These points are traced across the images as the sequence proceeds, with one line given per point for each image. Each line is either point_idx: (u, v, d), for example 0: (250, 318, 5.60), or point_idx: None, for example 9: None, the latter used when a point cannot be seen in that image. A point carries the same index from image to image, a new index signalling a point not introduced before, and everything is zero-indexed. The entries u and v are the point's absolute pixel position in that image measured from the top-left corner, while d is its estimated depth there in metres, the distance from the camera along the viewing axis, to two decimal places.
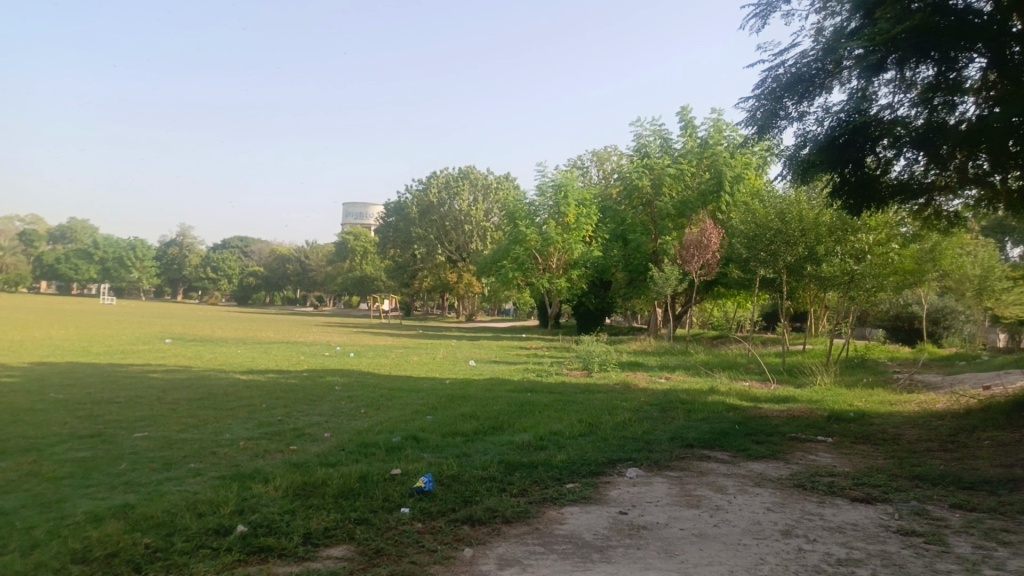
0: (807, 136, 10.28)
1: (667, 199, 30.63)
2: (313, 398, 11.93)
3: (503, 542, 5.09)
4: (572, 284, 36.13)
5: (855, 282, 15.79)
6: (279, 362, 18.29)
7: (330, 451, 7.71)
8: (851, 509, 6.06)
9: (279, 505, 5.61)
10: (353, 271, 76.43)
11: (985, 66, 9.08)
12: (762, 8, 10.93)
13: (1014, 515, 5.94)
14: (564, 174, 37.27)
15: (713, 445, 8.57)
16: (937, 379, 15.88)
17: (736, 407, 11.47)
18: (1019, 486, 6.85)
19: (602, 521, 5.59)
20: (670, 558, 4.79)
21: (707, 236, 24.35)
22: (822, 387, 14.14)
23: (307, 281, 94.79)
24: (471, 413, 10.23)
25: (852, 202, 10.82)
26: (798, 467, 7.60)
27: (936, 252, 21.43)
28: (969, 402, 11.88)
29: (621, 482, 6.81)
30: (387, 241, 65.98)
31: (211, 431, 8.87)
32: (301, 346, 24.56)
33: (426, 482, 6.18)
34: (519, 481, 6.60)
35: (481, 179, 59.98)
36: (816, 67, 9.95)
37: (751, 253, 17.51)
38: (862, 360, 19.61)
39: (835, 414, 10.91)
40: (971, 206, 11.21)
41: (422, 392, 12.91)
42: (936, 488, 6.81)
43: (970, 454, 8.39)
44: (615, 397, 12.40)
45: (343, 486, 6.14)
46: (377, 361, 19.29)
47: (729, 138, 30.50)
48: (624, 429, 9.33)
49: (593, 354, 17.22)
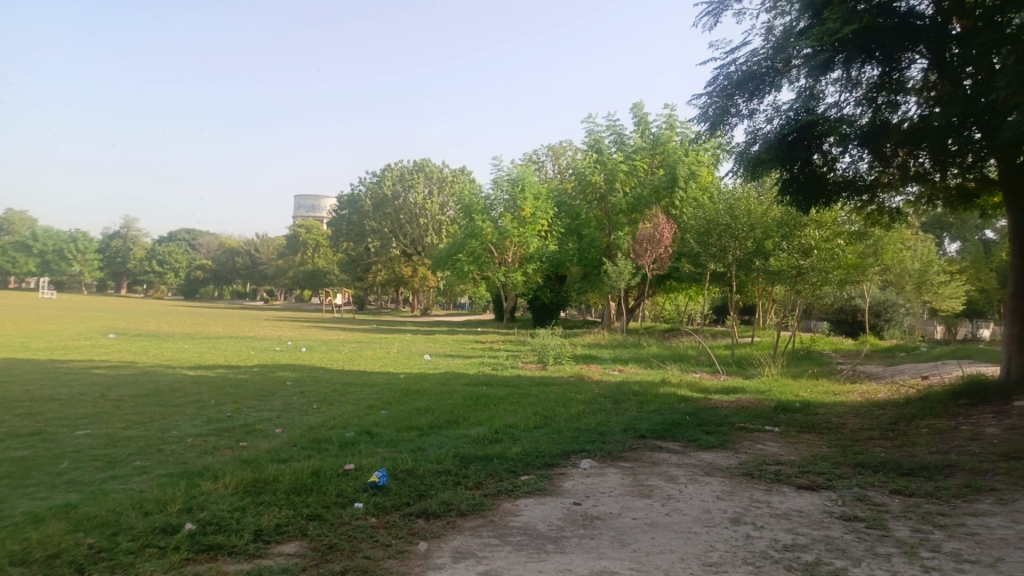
0: (757, 134, 10.45)
1: (620, 195, 30.97)
2: (264, 393, 11.77)
3: (458, 535, 5.09)
4: (528, 278, 36.28)
5: (802, 276, 16.08)
6: (228, 357, 17.93)
7: (282, 447, 7.60)
8: (796, 497, 6.24)
9: (229, 502, 5.51)
10: (305, 265, 74.95)
11: (926, 67, 9.45)
12: (714, 6, 11.12)
13: (949, 499, 6.20)
14: (520, 168, 37.21)
15: (665, 436, 8.72)
16: (878, 370, 16.50)
17: (688, 399, 11.68)
18: (954, 472, 7.15)
19: (556, 512, 5.64)
20: (623, 547, 4.86)
21: (661, 232, 24.67)
22: (770, 378, 14.61)
23: (258, 275, 93.02)
24: (426, 407, 10.21)
25: (801, 199, 11.02)
26: (746, 457, 7.78)
27: (878, 247, 22.18)
28: (910, 392, 12.32)
29: (576, 474, 6.88)
30: (339, 234, 65.20)
31: (157, 427, 8.65)
32: (252, 341, 24.04)
33: (381, 477, 6.14)
34: (474, 475, 6.61)
35: (436, 172, 59.75)
36: (766, 65, 10.17)
37: (702, 247, 17.85)
38: (808, 351, 20.24)
39: (782, 404, 11.17)
40: (912, 203, 11.61)
41: (375, 386, 12.85)
42: (877, 475, 7.06)
43: (910, 441, 8.72)
44: (569, 389, 12.54)
45: (295, 481, 6.07)
46: (329, 357, 19.09)
47: (681, 134, 31.07)
48: (578, 421, 9.41)
49: (549, 348, 17.37)
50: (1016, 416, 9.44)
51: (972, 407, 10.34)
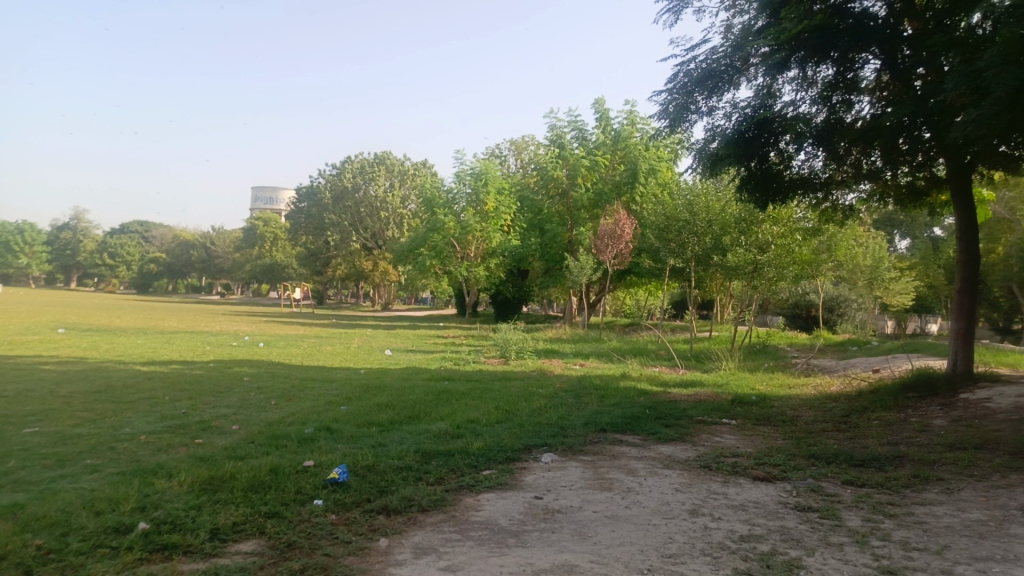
0: (715, 131, 10.59)
1: (581, 190, 31.14)
2: (220, 389, 11.54)
3: (419, 530, 5.07)
4: (490, 273, 36.24)
5: (758, 272, 16.38)
6: (182, 352, 17.53)
7: (238, 444, 7.47)
8: (752, 488, 6.36)
9: (184, 500, 5.39)
10: (262, 258, 73.64)
11: (879, 67, 9.67)
12: (674, 4, 11.22)
13: (899, 489, 6.39)
14: (483, 162, 37.10)
15: (625, 430, 8.80)
16: (832, 364, 16.92)
17: (648, 392, 11.81)
18: (903, 463, 7.37)
19: (517, 506, 5.65)
20: (583, 541, 4.89)
21: (622, 227, 24.88)
22: (727, 372, 14.87)
23: (214, 268, 91.28)
24: (387, 403, 10.13)
25: (757, 196, 11.20)
26: (704, 450, 7.90)
27: (832, 243, 22.72)
28: (861, 385, 12.67)
29: (537, 468, 6.90)
30: (299, 226, 64.40)
31: (108, 425, 8.42)
32: (208, 336, 23.52)
33: (340, 474, 6.08)
34: (436, 470, 6.58)
35: (397, 165, 59.26)
36: (725, 63, 10.32)
37: (662, 243, 18.08)
38: (764, 345, 20.66)
39: (739, 398, 11.37)
40: (864, 200, 11.91)
41: (335, 381, 12.72)
42: (830, 466, 7.24)
43: (861, 433, 8.96)
44: (531, 383, 12.59)
45: (252, 478, 5.97)
46: (288, 352, 18.81)
47: (642, 130, 31.33)
48: (539, 415, 9.46)
49: (511, 343, 17.38)
50: (961, 408, 9.78)
51: (920, 400, 10.68)
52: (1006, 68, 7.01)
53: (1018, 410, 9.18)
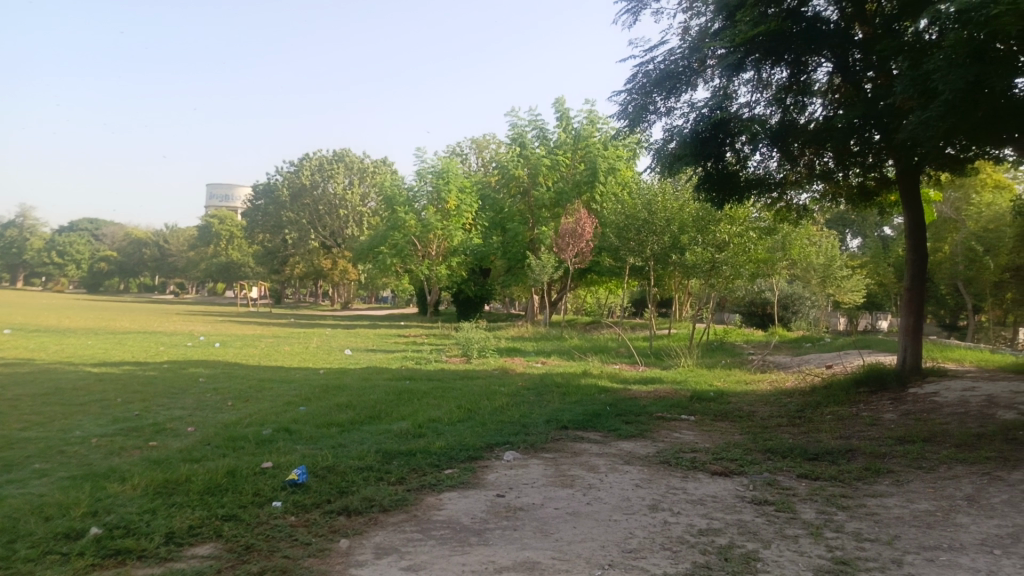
0: (673, 131, 10.72)
1: (543, 189, 31.26)
2: (175, 390, 11.29)
3: (381, 531, 5.04)
4: (452, 271, 36.12)
5: (716, 269, 16.54)
6: (135, 353, 17.08)
7: (194, 446, 7.32)
8: (710, 483, 6.47)
9: (138, 504, 5.26)
10: (217, 257, 72.23)
11: (831, 71, 9.91)
12: (633, 5, 11.33)
13: (851, 481, 6.57)
14: (444, 160, 36.98)
15: (587, 427, 8.86)
16: (786, 360, 17.30)
17: (608, 390, 11.91)
18: (855, 456, 7.57)
19: (479, 504, 5.65)
20: (546, 537, 4.92)
21: (583, 226, 25.00)
22: (685, 368, 15.08)
23: (168, 267, 89.31)
24: (347, 403, 10.03)
25: (714, 195, 11.37)
26: (663, 445, 8.01)
27: (786, 242, 23.21)
28: (814, 380, 12.99)
29: (499, 466, 6.91)
30: (255, 225, 63.38)
31: (58, 428, 8.16)
32: (162, 336, 22.97)
33: (299, 475, 6.00)
34: (397, 470, 6.55)
35: (356, 163, 58.68)
36: (683, 65, 10.46)
37: (621, 242, 18.32)
38: (721, 343, 21.05)
39: (697, 394, 11.55)
40: (817, 200, 12.21)
41: (294, 382, 12.54)
42: (785, 460, 7.40)
43: (815, 427, 9.18)
44: (493, 382, 12.61)
45: (209, 481, 5.85)
46: (245, 352, 18.48)
47: (602, 130, 31.57)
48: (502, 414, 9.47)
49: (473, 341, 17.37)
50: (910, 402, 10.09)
51: (871, 394, 10.99)
52: (952, 70, 7.25)
53: (963, 403, 9.51)
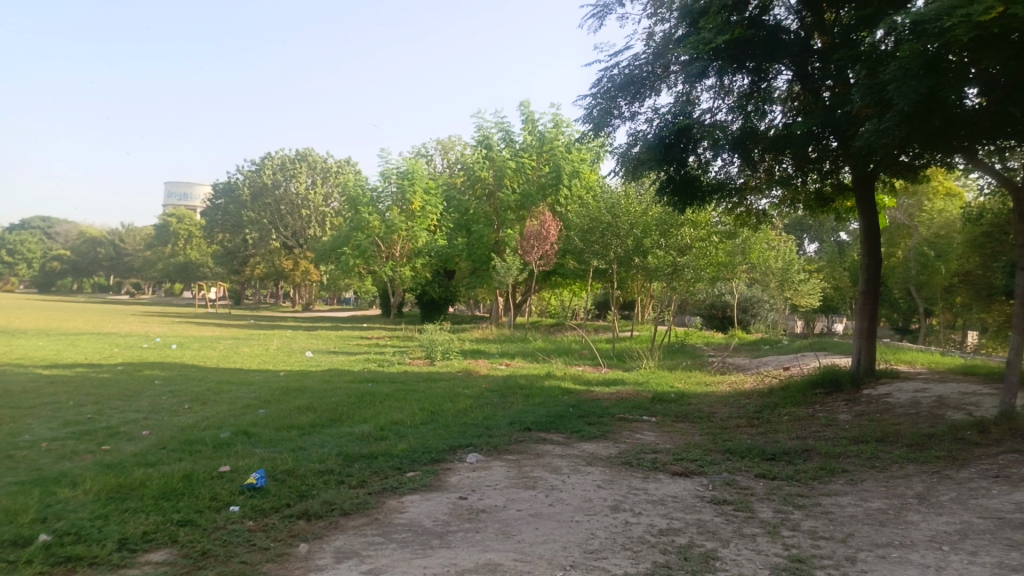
0: (637, 136, 10.85)
1: (508, 192, 31.34)
2: (130, 392, 11.02)
3: (341, 535, 4.98)
4: (416, 273, 35.97)
5: (677, 272, 16.90)
6: (88, 355, 16.59)
7: (149, 450, 7.16)
8: (671, 483, 6.55)
9: (90, 510, 5.12)
10: (175, 257, 70.72)
11: (790, 79, 10.13)
12: (598, 9, 11.40)
13: (807, 481, 6.71)
14: (409, 161, 36.80)
15: (549, 428, 8.89)
16: (746, 362, 17.60)
17: (571, 391, 11.96)
18: (811, 456, 7.72)
19: (441, 507, 5.63)
20: (508, 539, 4.92)
21: (547, 229, 25.07)
22: (647, 370, 15.26)
23: (123, 265, 87.38)
24: (307, 405, 9.90)
25: (677, 199, 11.51)
26: (625, 446, 8.07)
27: (747, 247, 23.60)
28: (772, 382, 13.25)
29: (462, 468, 6.89)
30: (214, 224, 62.20)
31: (6, 432, 7.90)
32: (117, 338, 22.37)
33: (259, 479, 5.91)
34: (358, 473, 6.48)
35: (320, 162, 58.04)
36: (647, 70, 10.57)
37: (586, 245, 18.47)
38: (682, 345, 21.35)
39: (658, 395, 11.67)
40: (776, 205, 12.45)
41: (253, 384, 12.32)
42: (743, 460, 7.52)
43: (773, 428, 9.35)
44: (456, 384, 12.56)
45: (165, 486, 5.73)
46: (203, 354, 18.10)
47: (567, 134, 31.77)
48: (465, 416, 9.44)
49: (437, 344, 17.29)
50: (864, 403, 10.34)
51: (827, 396, 11.22)
52: (907, 80, 7.45)
53: (914, 405, 9.76)
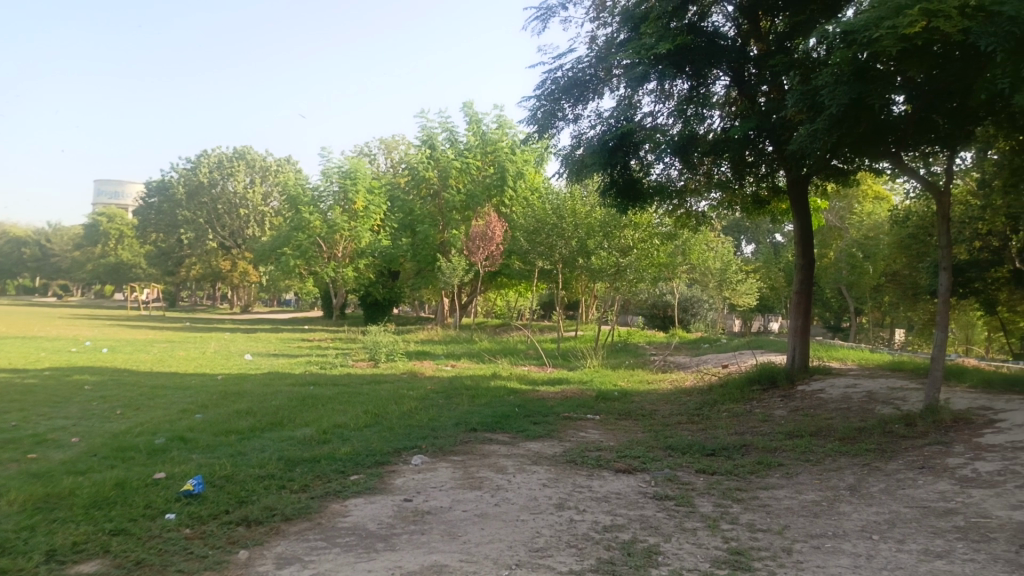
0: (581, 138, 10.97)
1: (453, 192, 31.29)
2: (57, 399, 10.55)
3: (283, 540, 4.89)
4: (359, 274, 35.43)
5: (620, 273, 16.90)
6: (12, 360, 15.84)
7: (79, 458, 6.88)
8: (615, 480, 6.63)
9: (14, 522, 4.88)
10: (105, 258, 68.03)
11: (728, 84, 10.40)
12: (542, 12, 11.48)
13: (746, 475, 6.90)
14: (352, 160, 36.31)
15: (494, 429, 8.89)
16: (687, 360, 17.97)
17: (516, 391, 11.99)
18: (749, 451, 7.94)
19: (386, 509, 5.58)
20: (454, 540, 4.91)
21: (492, 230, 25.06)
22: (591, 369, 15.42)
23: (50, 267, 83.66)
24: (247, 409, 9.67)
25: (620, 201, 11.67)
26: (570, 445, 8.14)
27: (687, 247, 24.14)
28: (712, 379, 13.57)
29: (406, 470, 6.84)
30: (147, 223, 60.08)
31: None
32: (44, 342, 21.39)
33: (196, 485, 5.75)
34: (300, 477, 6.36)
35: (259, 160, 56.66)
36: (590, 73, 10.69)
37: (532, 246, 18.69)
38: (625, 344, 21.71)
39: (602, 394, 11.81)
40: (714, 207, 12.77)
41: (190, 388, 11.97)
42: (684, 456, 7.67)
43: (712, 424, 9.57)
44: (401, 385, 12.44)
45: (95, 494, 5.51)
46: (136, 358, 17.47)
47: (511, 135, 31.85)
48: (410, 417, 9.38)
49: (381, 345, 17.06)
50: (799, 399, 10.68)
51: (764, 393, 11.54)
52: (839, 86, 7.72)
53: (846, 400, 10.14)
